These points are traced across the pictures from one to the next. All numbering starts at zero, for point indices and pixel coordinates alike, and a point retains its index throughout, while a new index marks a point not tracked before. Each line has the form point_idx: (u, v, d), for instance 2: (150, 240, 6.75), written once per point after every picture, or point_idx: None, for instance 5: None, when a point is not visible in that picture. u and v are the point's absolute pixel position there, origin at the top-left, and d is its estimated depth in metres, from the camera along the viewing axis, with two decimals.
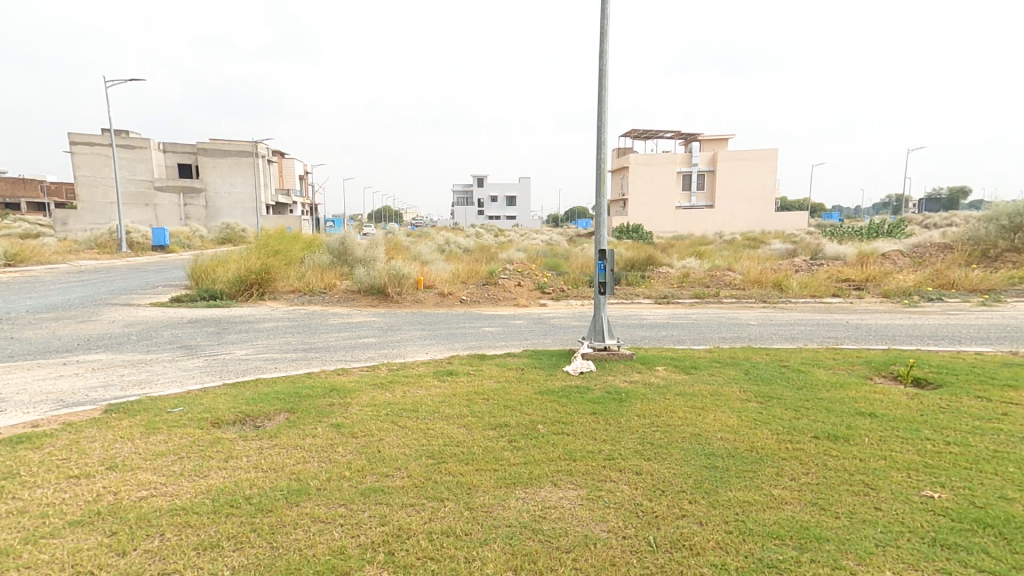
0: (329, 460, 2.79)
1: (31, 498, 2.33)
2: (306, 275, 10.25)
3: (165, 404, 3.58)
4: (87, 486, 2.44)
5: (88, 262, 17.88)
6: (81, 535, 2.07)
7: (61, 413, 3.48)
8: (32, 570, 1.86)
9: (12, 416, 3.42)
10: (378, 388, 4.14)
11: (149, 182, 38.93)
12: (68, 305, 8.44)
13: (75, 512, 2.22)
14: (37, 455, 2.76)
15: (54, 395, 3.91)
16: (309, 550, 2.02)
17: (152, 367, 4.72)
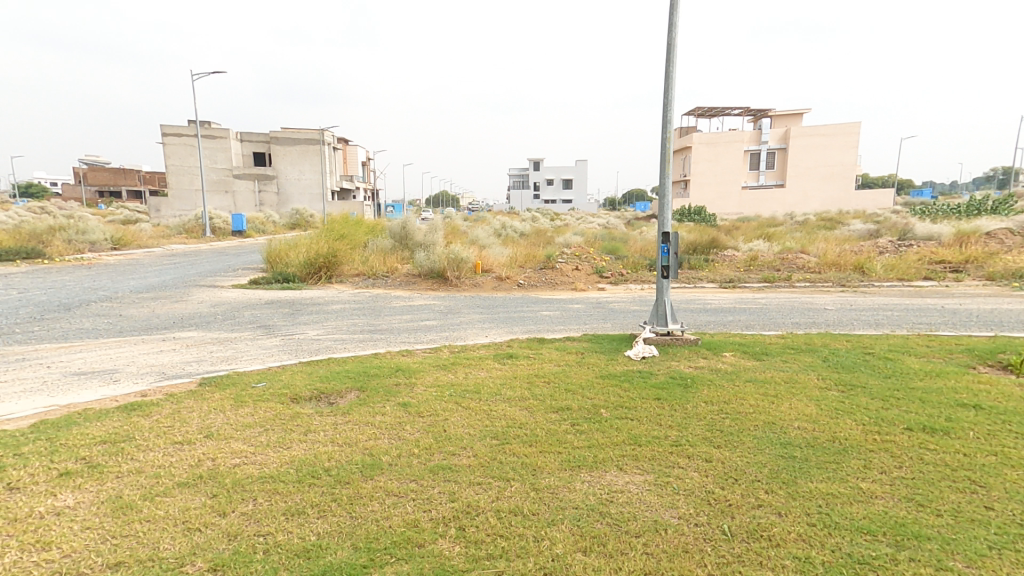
0: (398, 438, 2.89)
1: (146, 459, 2.56)
2: (369, 259, 10.58)
3: (249, 379, 3.82)
4: (190, 452, 2.65)
5: (178, 247, 19.34)
6: (188, 495, 2.26)
7: (164, 384, 3.80)
8: (150, 523, 2.05)
9: (125, 386, 3.78)
10: (441, 369, 4.25)
11: (228, 169, 41.16)
12: (163, 286, 9.17)
13: (181, 474, 2.42)
14: (147, 421, 3.02)
15: (157, 367, 4.29)
16: (385, 521, 2.11)
17: (236, 345, 5.03)
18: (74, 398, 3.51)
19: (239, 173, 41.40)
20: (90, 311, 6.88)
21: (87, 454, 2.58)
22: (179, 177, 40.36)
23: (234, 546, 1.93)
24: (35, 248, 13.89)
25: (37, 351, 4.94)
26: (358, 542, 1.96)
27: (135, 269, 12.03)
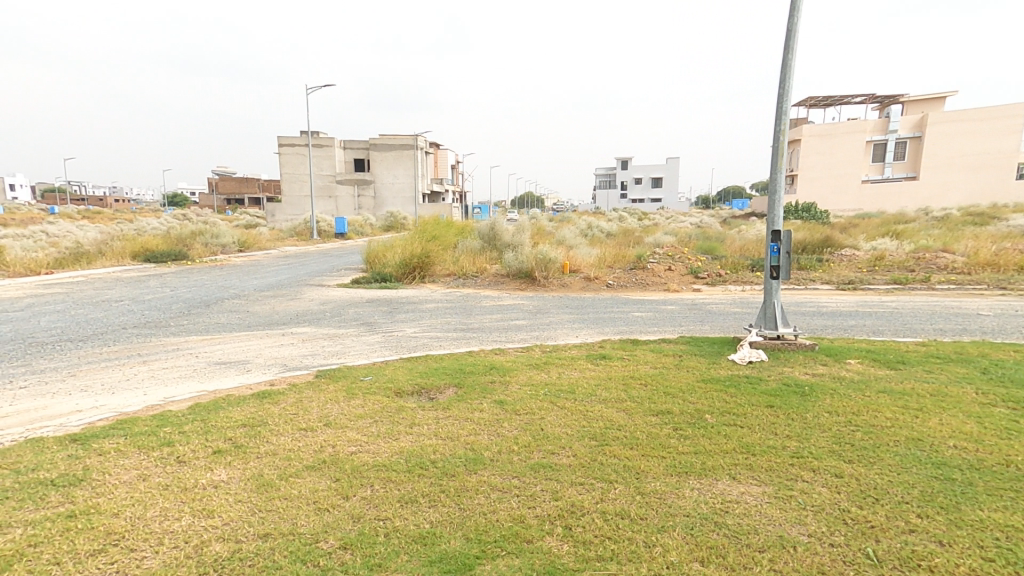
0: (497, 434, 2.88)
1: (279, 443, 2.76)
2: (460, 259, 10.81)
3: (358, 373, 3.99)
4: (314, 438, 2.81)
5: (290, 249, 21.02)
6: (315, 478, 2.39)
7: (287, 375, 4.11)
8: (286, 502, 2.19)
9: (256, 376, 4.18)
10: (534, 368, 4.21)
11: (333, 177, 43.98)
12: (278, 285, 9.97)
13: (308, 458, 2.57)
14: (277, 408, 3.26)
15: (280, 360, 4.66)
16: (491, 515, 2.09)
17: (344, 340, 5.30)
18: (218, 387, 4.01)
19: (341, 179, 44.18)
20: (220, 308, 7.70)
21: (231, 437, 2.85)
22: (291, 184, 43.79)
23: (358, 526, 2.00)
24: (175, 250, 15.70)
25: (183, 344, 5.65)
26: (469, 533, 1.95)
27: (255, 270, 13.24)
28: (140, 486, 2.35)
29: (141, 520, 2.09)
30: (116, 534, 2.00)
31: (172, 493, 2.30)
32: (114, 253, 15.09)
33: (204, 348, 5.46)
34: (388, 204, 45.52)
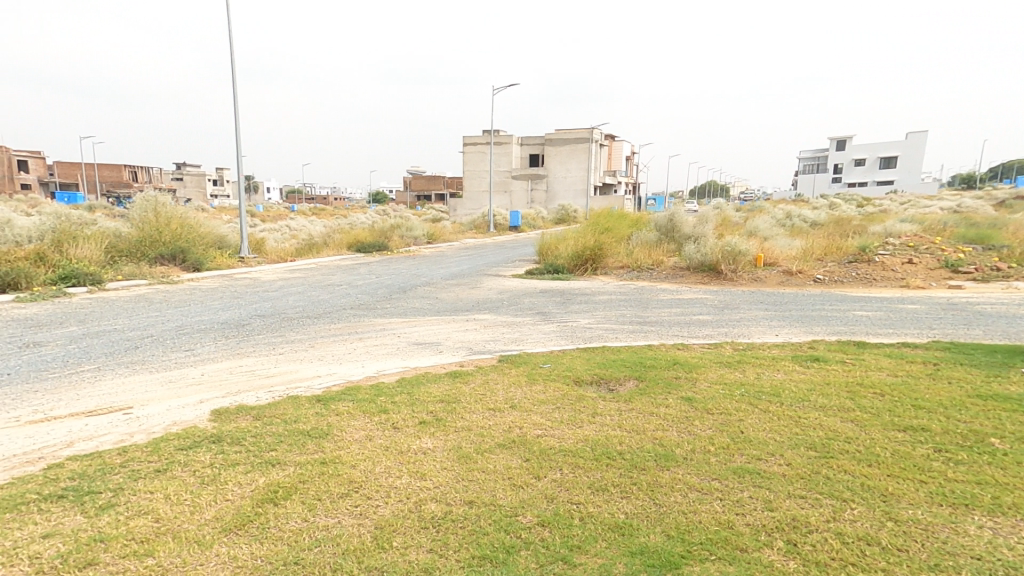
0: (689, 432, 2.70)
1: (472, 420, 3.09)
2: (635, 251, 10.58)
3: (537, 359, 4.13)
4: (502, 418, 3.05)
5: (471, 241, 22.76)
6: (507, 455, 2.60)
7: (473, 358, 4.49)
8: (483, 476, 2.44)
9: (448, 357, 4.66)
10: (726, 366, 3.89)
11: (509, 172, 47.30)
12: (462, 274, 10.85)
13: (499, 437, 2.82)
14: (467, 387, 3.64)
15: (466, 343, 5.09)
16: (694, 515, 1.96)
17: (521, 328, 5.53)
18: (418, 363, 4.59)
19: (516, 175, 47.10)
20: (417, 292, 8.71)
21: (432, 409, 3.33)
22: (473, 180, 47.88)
23: (553, 509, 2.08)
24: (380, 242, 18.04)
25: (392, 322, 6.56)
26: (670, 530, 1.86)
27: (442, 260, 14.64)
28: (367, 444, 2.92)
29: (371, 472, 2.59)
30: (356, 482, 2.51)
31: (392, 453, 2.78)
32: (336, 245, 17.95)
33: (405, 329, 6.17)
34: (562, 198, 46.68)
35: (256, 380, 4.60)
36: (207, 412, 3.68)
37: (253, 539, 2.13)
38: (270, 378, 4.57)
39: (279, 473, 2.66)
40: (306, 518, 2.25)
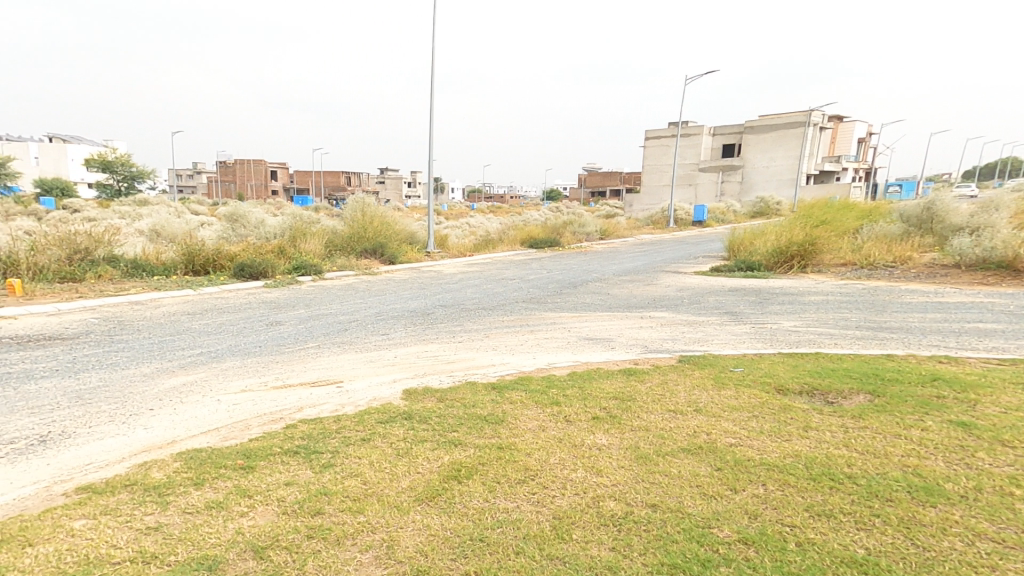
0: (975, 467, 2.59)
1: (649, 420, 3.25)
2: (866, 248, 11.37)
3: (727, 362, 4.28)
4: (684, 422, 3.20)
5: (647, 237, 22.41)
6: (695, 463, 2.74)
7: (649, 356, 4.55)
8: (674, 483, 2.56)
9: (620, 353, 4.68)
10: (1019, 389, 3.53)
11: (696, 165, 46.84)
12: (635, 270, 10.75)
13: (681, 442, 2.95)
14: (641, 387, 3.81)
15: (639, 341, 5.09)
16: (990, 567, 1.90)
17: (707, 328, 5.46)
18: (588, 357, 4.70)
19: (704, 168, 46.34)
20: (585, 287, 8.85)
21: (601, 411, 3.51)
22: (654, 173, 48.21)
23: (760, 527, 2.18)
24: (551, 238, 18.54)
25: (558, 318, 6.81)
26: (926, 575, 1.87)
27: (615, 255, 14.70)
28: (542, 437, 3.19)
29: (544, 464, 2.86)
30: (531, 470, 2.81)
31: (566, 446, 3.05)
32: (510, 240, 18.90)
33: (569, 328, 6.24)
34: (759, 187, 44.48)
35: (439, 364, 5.09)
36: (400, 392, 4.30)
37: (441, 512, 2.51)
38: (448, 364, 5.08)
39: (461, 454, 3.10)
40: (488, 500, 2.57)
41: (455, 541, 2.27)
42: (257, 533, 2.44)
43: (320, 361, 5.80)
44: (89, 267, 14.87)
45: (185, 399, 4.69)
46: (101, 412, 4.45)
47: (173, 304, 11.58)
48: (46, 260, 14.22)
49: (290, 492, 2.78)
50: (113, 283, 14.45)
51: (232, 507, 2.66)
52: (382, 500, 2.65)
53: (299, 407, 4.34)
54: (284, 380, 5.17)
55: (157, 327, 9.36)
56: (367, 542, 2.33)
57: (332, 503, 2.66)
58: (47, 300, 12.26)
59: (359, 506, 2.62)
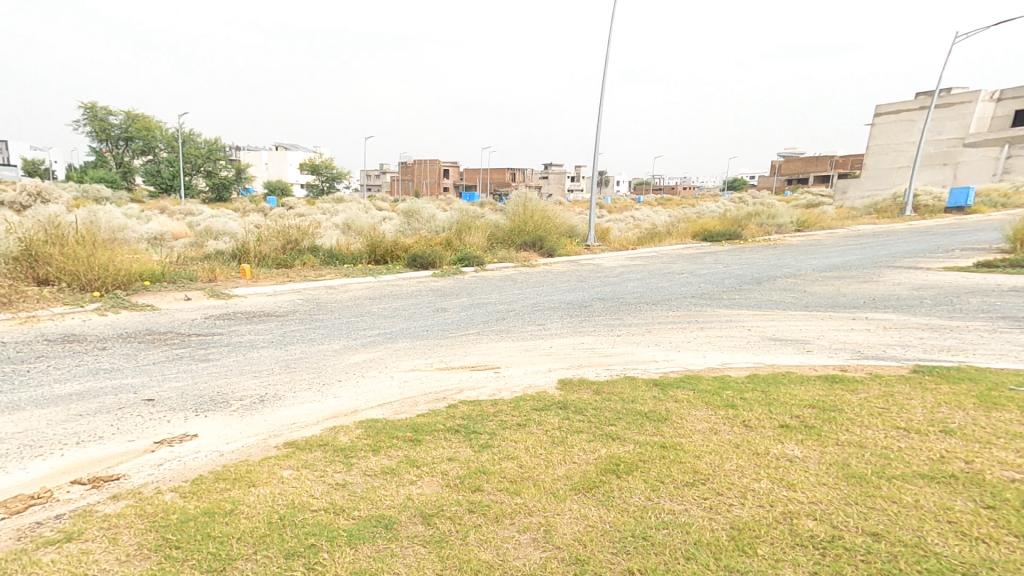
0: None
1: (869, 436, 4.19)
2: None
3: (1007, 379, 5.43)
4: (925, 444, 4.00)
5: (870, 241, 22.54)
6: (950, 495, 3.29)
7: (869, 363, 6.35)
8: (939, 512, 3.12)
9: (835, 358, 6.67)
10: None
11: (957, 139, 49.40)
12: (843, 274, 13.77)
13: (925, 467, 3.66)
14: (858, 398, 5.02)
15: (841, 348, 7.19)
16: None
17: (942, 335, 7.62)
18: (782, 362, 6.70)
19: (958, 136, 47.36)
20: (774, 281, 12.88)
21: (764, 418, 4.73)
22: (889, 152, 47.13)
23: None
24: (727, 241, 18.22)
25: (673, 327, 9.62)
26: None
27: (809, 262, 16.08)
28: (711, 440, 4.40)
29: (717, 472, 3.83)
30: (697, 474, 3.83)
31: (749, 454, 4.08)
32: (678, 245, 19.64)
33: (746, 331, 8.86)
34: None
35: (585, 360, 8.21)
36: (544, 384, 6.85)
37: (588, 504, 3.54)
38: (587, 362, 8.12)
39: (616, 453, 4.29)
40: (650, 498, 3.54)
41: (605, 532, 3.19)
42: (423, 503, 3.64)
43: (479, 348, 9.27)
44: (297, 256, 17.69)
45: (367, 374, 7.61)
46: (306, 380, 7.24)
47: (356, 290, 14.98)
48: (267, 249, 17.26)
49: (448, 469, 4.16)
50: (315, 270, 17.01)
51: (405, 477, 4.03)
52: (537, 484, 3.84)
53: (456, 388, 6.96)
54: (445, 364, 8.18)
55: (345, 310, 12.27)
56: (522, 524, 3.35)
57: (487, 482, 3.89)
58: (264, 283, 14.80)
59: (514, 490, 3.77)
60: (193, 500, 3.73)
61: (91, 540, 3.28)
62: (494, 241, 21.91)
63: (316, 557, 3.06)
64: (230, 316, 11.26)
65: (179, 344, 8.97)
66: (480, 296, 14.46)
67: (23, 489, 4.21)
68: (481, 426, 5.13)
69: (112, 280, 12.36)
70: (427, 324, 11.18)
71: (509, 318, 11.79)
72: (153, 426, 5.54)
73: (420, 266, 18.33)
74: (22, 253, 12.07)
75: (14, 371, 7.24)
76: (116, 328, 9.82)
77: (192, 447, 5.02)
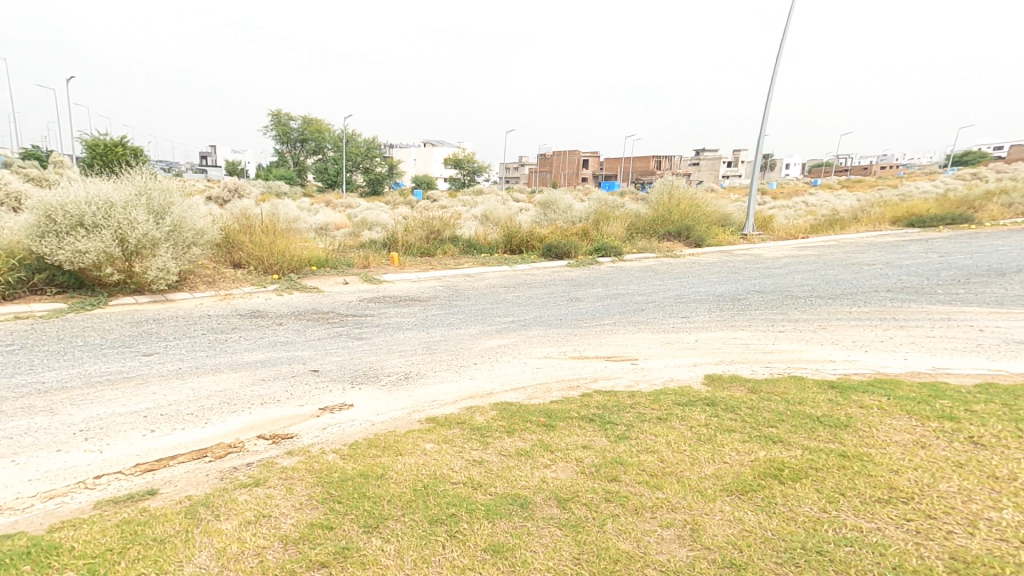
0: None
1: None
2: None
3: None
4: None
5: None
6: None
7: None
8: None
9: None
10: None
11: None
12: None
13: None
14: None
15: None
16: None
17: None
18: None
19: None
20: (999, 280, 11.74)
21: (1006, 437, 4.15)
22: None
23: None
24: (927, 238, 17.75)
25: (857, 323, 8.87)
26: None
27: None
28: (916, 454, 3.98)
29: (925, 493, 3.46)
30: (889, 491, 3.51)
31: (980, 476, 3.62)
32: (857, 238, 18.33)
33: (968, 332, 8.18)
34: None
35: (736, 359, 7.69)
36: (697, 379, 6.54)
37: (745, 508, 3.42)
38: (737, 358, 7.70)
39: (777, 457, 4.09)
40: (820, 510, 3.34)
41: (765, 540, 3.08)
42: (557, 487, 3.76)
43: (615, 338, 9.23)
44: (440, 246, 18.85)
45: (501, 358, 8.01)
46: (445, 361, 7.79)
47: (492, 278, 15.64)
48: (413, 239, 18.61)
49: (582, 456, 4.24)
50: (454, 258, 18.10)
51: (540, 460, 4.18)
52: (681, 481, 3.78)
53: (591, 377, 7.04)
54: (579, 353, 8.29)
55: (481, 297, 12.90)
56: (664, 520, 3.33)
57: (625, 474, 3.92)
58: (410, 270, 16.00)
59: (655, 484, 3.76)
60: (350, 462, 4.24)
61: (273, 487, 3.85)
62: (634, 231, 21.71)
63: (457, 526, 3.30)
64: (380, 299, 12.42)
65: (339, 322, 10.14)
66: (617, 286, 14.27)
67: (222, 439, 5.07)
68: (617, 416, 5.12)
69: (288, 265, 14.17)
70: (561, 312, 11.36)
71: (648, 309, 11.57)
72: (318, 395, 6.33)
73: (554, 256, 18.59)
74: (223, 240, 14.36)
75: (217, 338, 8.69)
76: (290, 306, 11.35)
77: (350, 416, 5.68)
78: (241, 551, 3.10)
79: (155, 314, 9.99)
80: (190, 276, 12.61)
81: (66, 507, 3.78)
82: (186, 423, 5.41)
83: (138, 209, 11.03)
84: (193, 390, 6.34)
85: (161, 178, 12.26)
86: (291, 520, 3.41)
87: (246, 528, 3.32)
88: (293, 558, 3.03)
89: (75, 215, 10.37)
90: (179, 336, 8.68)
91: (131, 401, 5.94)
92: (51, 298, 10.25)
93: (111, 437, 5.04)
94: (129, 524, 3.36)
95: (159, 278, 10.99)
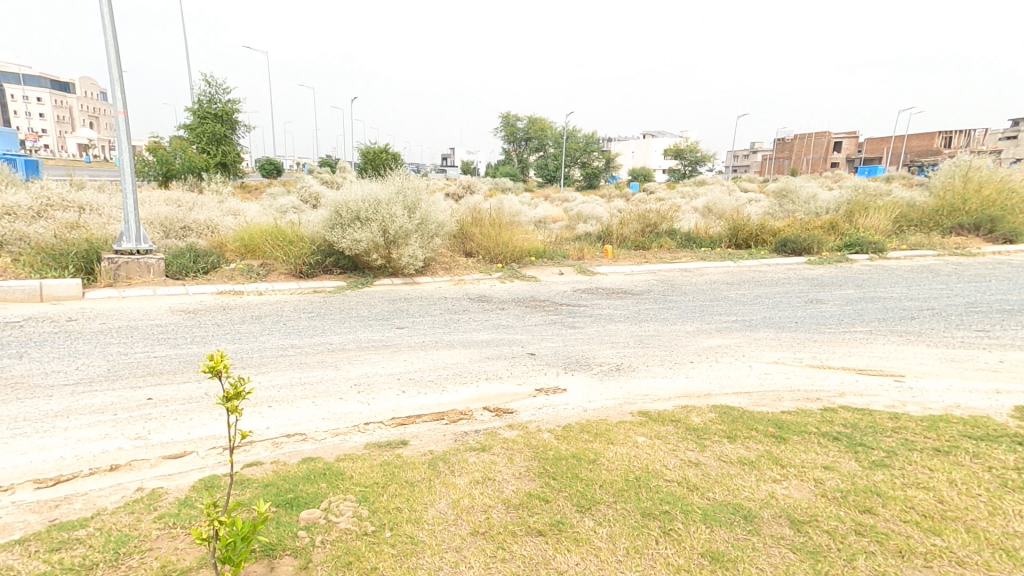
0: None
1: None
2: None
3: None
4: None
5: None
6: None
7: None
8: None
9: None
10: None
11: None
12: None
13: None
14: None
15: None
16: None
17: None
18: None
19: None
20: None
21: None
22: None
23: None
24: None
25: None
26: None
27: None
28: None
29: None
30: None
31: None
32: None
33: None
34: None
35: None
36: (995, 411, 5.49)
37: None
38: None
39: None
40: None
41: None
42: (791, 506, 3.62)
43: (873, 349, 8.15)
44: (655, 239, 18.62)
45: (724, 359, 7.76)
46: (658, 356, 7.90)
47: (714, 274, 14.96)
48: (628, 232, 18.71)
49: (824, 478, 3.98)
50: (671, 253, 17.69)
51: (768, 473, 4.05)
52: (974, 532, 3.32)
53: (836, 391, 6.38)
54: (820, 362, 7.57)
55: (700, 293, 12.57)
56: (944, 573, 2.99)
57: (884, 508, 3.58)
58: (625, 263, 16.23)
59: (929, 527, 3.37)
60: (564, 443, 4.69)
61: (495, 455, 4.49)
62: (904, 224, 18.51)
63: (670, 524, 3.44)
64: (594, 291, 12.96)
65: (554, 311, 10.98)
66: (874, 288, 12.42)
67: (456, 405, 6.02)
68: (874, 440, 4.63)
69: (510, 255, 15.72)
70: (796, 315, 10.40)
71: (922, 318, 9.81)
72: (535, 375, 7.07)
73: (790, 252, 16.78)
74: (460, 232, 16.51)
75: (452, 318, 10.22)
76: (512, 293, 12.61)
77: (563, 400, 6.19)
78: (471, 506, 3.70)
79: (406, 295, 12.05)
80: (433, 263, 14.87)
81: (347, 443, 4.88)
82: (428, 388, 6.54)
83: (397, 206, 13.44)
84: (433, 361, 7.63)
85: (414, 179, 14.76)
86: (512, 486, 3.96)
87: (475, 486, 3.95)
88: (513, 520, 3.54)
89: (354, 210, 13.11)
90: (423, 314, 10.44)
91: (389, 364, 7.43)
92: (335, 277, 13.18)
93: (375, 393, 6.36)
94: (389, 465, 4.27)
95: (409, 264, 13.23)
